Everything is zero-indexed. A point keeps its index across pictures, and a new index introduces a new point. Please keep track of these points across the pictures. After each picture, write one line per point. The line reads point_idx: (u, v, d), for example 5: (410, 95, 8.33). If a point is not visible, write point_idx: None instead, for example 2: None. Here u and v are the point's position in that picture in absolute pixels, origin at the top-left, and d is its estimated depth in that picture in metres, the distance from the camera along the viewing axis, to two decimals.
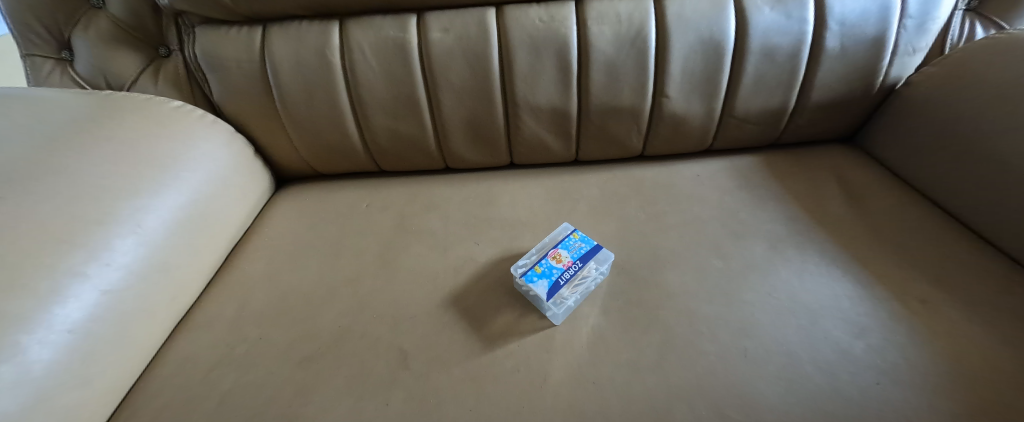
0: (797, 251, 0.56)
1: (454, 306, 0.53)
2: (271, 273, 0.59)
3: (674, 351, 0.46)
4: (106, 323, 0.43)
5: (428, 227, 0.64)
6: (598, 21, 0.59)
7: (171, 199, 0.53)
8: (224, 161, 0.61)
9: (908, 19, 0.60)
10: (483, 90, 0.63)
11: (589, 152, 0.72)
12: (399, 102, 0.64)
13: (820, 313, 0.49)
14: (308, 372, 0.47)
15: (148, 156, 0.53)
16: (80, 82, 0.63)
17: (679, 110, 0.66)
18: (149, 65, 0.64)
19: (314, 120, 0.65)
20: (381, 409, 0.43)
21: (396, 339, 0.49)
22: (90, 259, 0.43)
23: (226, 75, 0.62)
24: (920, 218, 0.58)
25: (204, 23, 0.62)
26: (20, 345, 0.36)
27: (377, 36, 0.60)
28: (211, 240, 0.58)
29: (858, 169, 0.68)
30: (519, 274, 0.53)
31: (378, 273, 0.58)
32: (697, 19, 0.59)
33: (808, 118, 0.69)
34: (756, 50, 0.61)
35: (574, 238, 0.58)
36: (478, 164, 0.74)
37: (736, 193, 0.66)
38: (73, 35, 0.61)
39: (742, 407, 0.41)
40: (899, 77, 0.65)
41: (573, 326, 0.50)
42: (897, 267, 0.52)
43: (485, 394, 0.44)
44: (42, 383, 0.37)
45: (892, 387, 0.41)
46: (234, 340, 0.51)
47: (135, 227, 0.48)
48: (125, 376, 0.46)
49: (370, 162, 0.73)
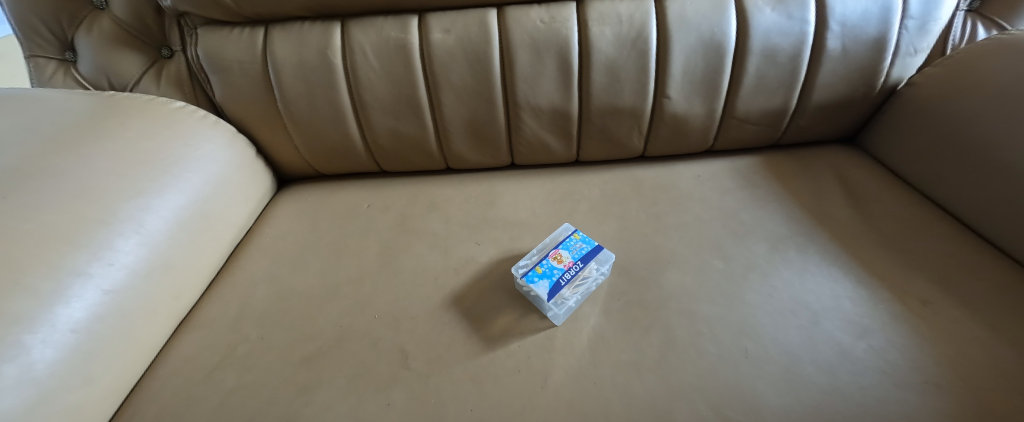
0: (798, 252, 0.56)
1: (455, 306, 0.53)
2: (272, 273, 0.59)
3: (675, 351, 0.46)
4: (109, 323, 0.43)
5: (429, 227, 0.65)
6: (598, 21, 0.60)
7: (174, 200, 0.53)
8: (226, 161, 0.61)
9: (909, 20, 0.60)
10: (484, 90, 0.63)
11: (590, 152, 0.72)
12: (400, 102, 0.64)
13: (821, 313, 0.49)
14: (309, 372, 0.47)
15: (150, 156, 0.53)
16: (83, 83, 0.64)
17: (680, 111, 0.66)
18: (152, 65, 0.64)
19: (316, 121, 0.66)
20: (382, 408, 0.43)
21: (397, 339, 0.50)
22: (93, 259, 0.43)
23: (228, 76, 0.63)
24: (922, 219, 0.58)
25: (207, 24, 0.62)
26: (23, 345, 0.36)
27: (379, 37, 0.60)
28: (213, 241, 0.58)
29: (859, 170, 0.68)
30: (519, 275, 0.53)
31: (379, 273, 0.58)
32: (697, 20, 0.59)
33: (809, 119, 0.69)
34: (757, 51, 0.61)
35: (575, 238, 0.58)
36: (479, 165, 0.74)
37: (737, 194, 0.66)
38: (77, 36, 0.62)
39: (743, 408, 0.41)
40: (900, 77, 0.65)
41: (573, 326, 0.50)
42: (898, 268, 0.52)
43: (486, 394, 0.44)
44: (44, 382, 0.37)
45: (893, 387, 0.41)
46: (235, 339, 0.51)
47: (138, 227, 0.48)
48: (128, 375, 0.46)
49: (371, 163, 0.73)
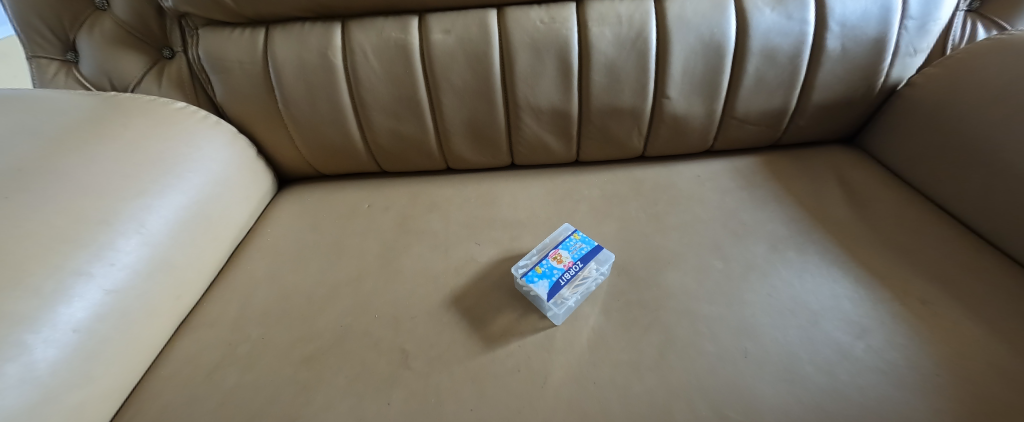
0: (797, 252, 0.56)
1: (455, 306, 0.53)
2: (272, 272, 0.60)
3: (674, 351, 0.46)
4: (110, 323, 0.44)
5: (429, 227, 0.65)
6: (598, 22, 0.60)
7: (175, 200, 0.53)
8: (227, 161, 0.62)
9: (909, 20, 0.60)
10: (484, 91, 0.63)
11: (590, 153, 0.72)
12: (400, 103, 0.64)
13: (820, 313, 0.49)
14: (310, 371, 0.47)
15: (151, 157, 0.53)
16: (85, 83, 0.64)
17: (680, 111, 0.66)
18: (153, 66, 0.65)
19: (316, 121, 0.66)
20: (382, 408, 0.44)
21: (397, 338, 0.50)
22: (95, 259, 0.43)
23: (229, 77, 0.63)
24: (921, 219, 0.58)
25: (208, 25, 0.62)
26: (25, 344, 0.36)
27: (379, 38, 0.61)
28: (214, 240, 0.58)
29: (858, 170, 0.68)
30: (519, 275, 0.53)
31: (379, 273, 0.58)
32: (697, 20, 0.60)
33: (809, 119, 0.69)
34: (757, 51, 0.61)
35: (575, 238, 0.58)
36: (479, 165, 0.74)
37: (737, 194, 0.66)
38: (79, 37, 0.62)
39: (742, 408, 0.41)
40: (900, 78, 0.65)
41: (573, 326, 0.50)
42: (898, 268, 0.52)
43: (486, 393, 0.44)
44: (47, 382, 0.37)
45: (892, 387, 0.41)
46: (236, 339, 0.51)
47: (139, 227, 0.48)
48: (129, 375, 0.46)
49: (371, 163, 0.73)
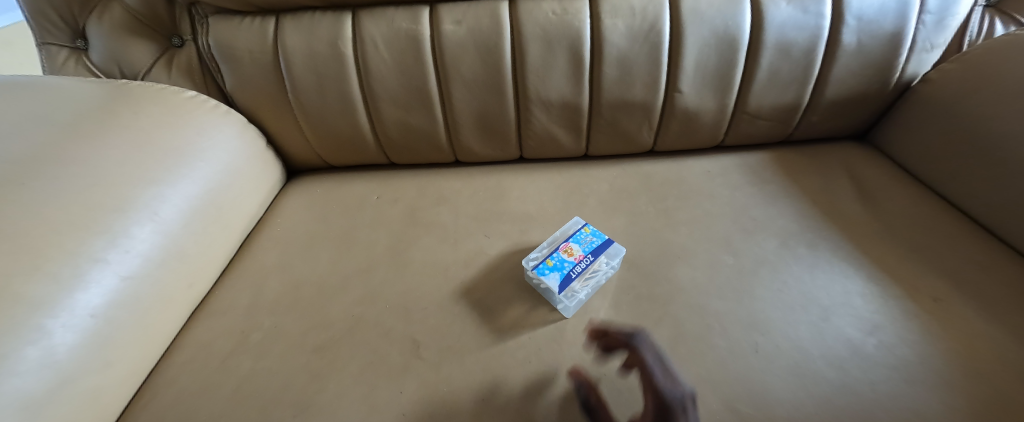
0: (808, 248, 0.56)
1: (465, 298, 0.53)
2: (282, 262, 0.60)
3: (685, 345, 0.46)
4: (126, 309, 0.44)
5: (439, 220, 0.65)
6: (611, 14, 0.59)
7: (187, 188, 0.53)
8: (238, 151, 0.62)
9: (927, 15, 0.59)
10: (495, 83, 0.63)
11: (599, 146, 0.72)
12: (410, 93, 0.64)
13: (831, 309, 0.49)
14: (322, 360, 0.48)
15: (163, 147, 0.53)
16: (95, 71, 0.64)
17: (692, 105, 0.66)
18: (162, 54, 0.64)
19: (326, 111, 0.66)
20: (395, 397, 0.44)
21: (408, 329, 0.50)
22: (110, 246, 0.44)
23: (239, 66, 0.63)
24: (934, 217, 0.58)
25: (218, 13, 0.62)
26: (43, 329, 0.37)
27: (390, 28, 0.60)
28: (225, 230, 0.58)
29: (870, 167, 0.67)
30: (531, 267, 0.53)
31: (389, 264, 0.58)
32: (711, 13, 0.59)
33: (821, 115, 0.68)
34: (771, 45, 0.60)
35: (585, 232, 0.58)
36: (488, 158, 0.74)
37: (747, 189, 0.66)
38: (89, 24, 0.62)
39: (753, 402, 0.41)
40: (915, 74, 0.64)
41: (583, 319, 0.50)
42: (910, 265, 0.52)
43: (497, 384, 0.44)
44: (65, 366, 0.38)
45: (903, 384, 0.41)
46: (248, 327, 0.52)
47: (152, 215, 0.48)
48: (144, 362, 0.46)
49: (380, 155, 0.73)
